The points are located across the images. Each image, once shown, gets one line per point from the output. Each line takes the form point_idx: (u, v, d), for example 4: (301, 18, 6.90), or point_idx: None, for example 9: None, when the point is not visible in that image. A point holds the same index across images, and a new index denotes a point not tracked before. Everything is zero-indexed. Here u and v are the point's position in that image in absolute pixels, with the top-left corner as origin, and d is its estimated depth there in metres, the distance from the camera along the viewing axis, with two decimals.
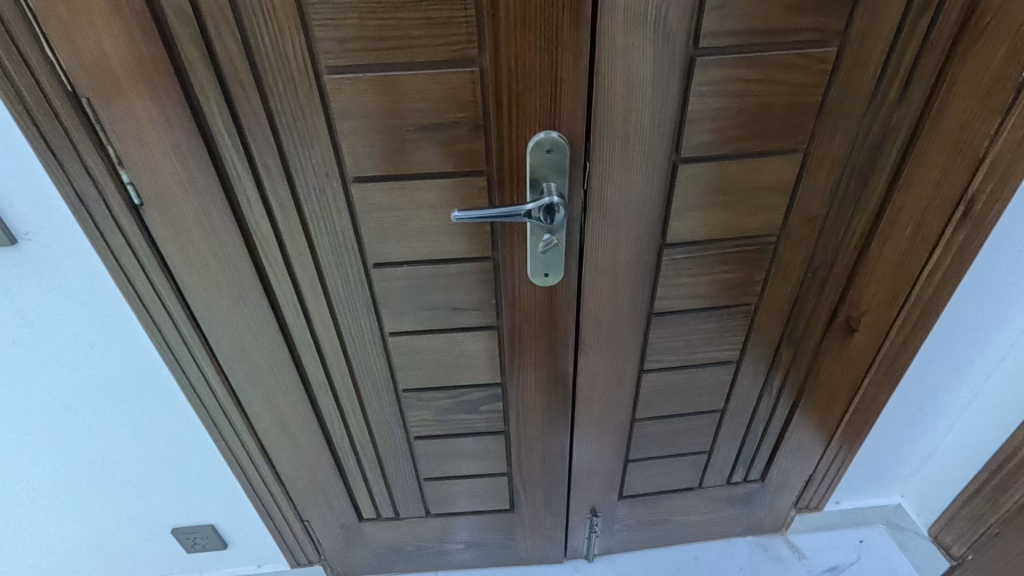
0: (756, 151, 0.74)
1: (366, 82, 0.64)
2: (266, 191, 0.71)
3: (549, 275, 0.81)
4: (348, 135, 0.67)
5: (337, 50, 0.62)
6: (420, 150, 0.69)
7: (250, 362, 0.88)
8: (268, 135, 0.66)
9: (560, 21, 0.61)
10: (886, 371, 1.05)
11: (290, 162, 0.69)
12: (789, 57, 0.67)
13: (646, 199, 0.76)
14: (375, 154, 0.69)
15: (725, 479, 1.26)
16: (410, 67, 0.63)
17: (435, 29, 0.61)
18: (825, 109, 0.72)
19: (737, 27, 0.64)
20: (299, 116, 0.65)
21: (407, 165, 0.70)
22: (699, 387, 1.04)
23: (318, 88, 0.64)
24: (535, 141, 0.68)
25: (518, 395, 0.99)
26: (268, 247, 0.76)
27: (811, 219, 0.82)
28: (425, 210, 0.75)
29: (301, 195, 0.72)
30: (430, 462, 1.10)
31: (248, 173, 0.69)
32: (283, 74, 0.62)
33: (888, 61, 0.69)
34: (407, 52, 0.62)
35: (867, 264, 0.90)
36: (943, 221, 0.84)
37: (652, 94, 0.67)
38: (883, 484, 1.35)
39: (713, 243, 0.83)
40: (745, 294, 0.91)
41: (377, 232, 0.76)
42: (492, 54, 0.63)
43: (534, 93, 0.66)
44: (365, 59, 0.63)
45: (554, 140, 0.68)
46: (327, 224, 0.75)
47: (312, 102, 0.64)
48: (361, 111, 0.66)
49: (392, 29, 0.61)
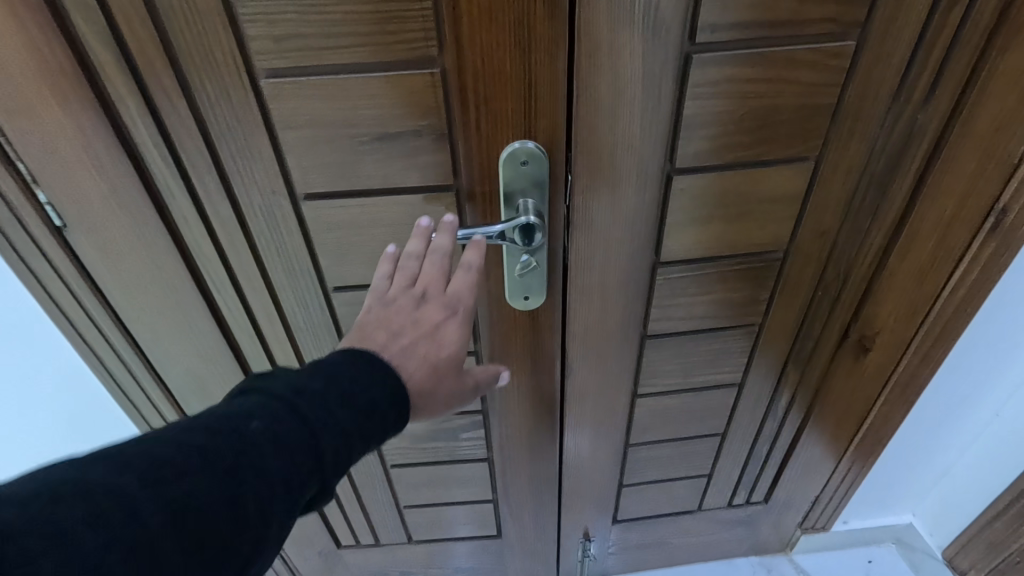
0: (762, 160, 0.66)
1: (311, 88, 0.55)
2: (205, 210, 0.63)
3: (530, 298, 0.73)
4: (294, 147, 0.59)
5: (273, 51, 0.53)
6: (378, 163, 0.60)
7: (204, 393, 0.80)
8: (201, 147, 0.58)
9: (532, 13, 0.52)
10: (902, 391, 0.96)
11: (231, 177, 0.61)
12: (802, 54, 0.58)
13: (637, 214, 0.68)
14: (327, 168, 0.61)
15: (725, 502, 1.19)
16: (360, 70, 0.55)
17: (387, 25, 0.52)
18: (840, 112, 0.63)
19: (740, 18, 0.55)
20: (236, 126, 0.57)
21: (365, 181, 0.62)
22: (698, 410, 0.96)
23: (255, 94, 0.55)
24: (508, 152, 0.60)
25: (501, 422, 0.92)
26: (213, 270, 0.68)
27: (822, 233, 0.74)
28: (388, 231, 0.66)
29: (246, 214, 0.64)
30: (409, 490, 1.03)
31: (182, 190, 0.61)
32: (213, 79, 0.54)
33: (915, 57, 0.60)
34: (355, 52, 0.53)
35: (884, 281, 0.81)
36: (970, 233, 0.75)
37: (642, 97, 0.59)
38: (895, 503, 1.27)
39: (713, 261, 0.75)
40: (748, 314, 0.83)
41: (336, 254, 0.68)
42: (454, 54, 0.54)
43: (505, 98, 0.57)
44: (309, 61, 0.54)
45: (531, 151, 0.60)
46: (278, 245, 0.66)
47: (249, 110, 0.56)
48: (307, 121, 0.57)
49: (335, 25, 0.52)
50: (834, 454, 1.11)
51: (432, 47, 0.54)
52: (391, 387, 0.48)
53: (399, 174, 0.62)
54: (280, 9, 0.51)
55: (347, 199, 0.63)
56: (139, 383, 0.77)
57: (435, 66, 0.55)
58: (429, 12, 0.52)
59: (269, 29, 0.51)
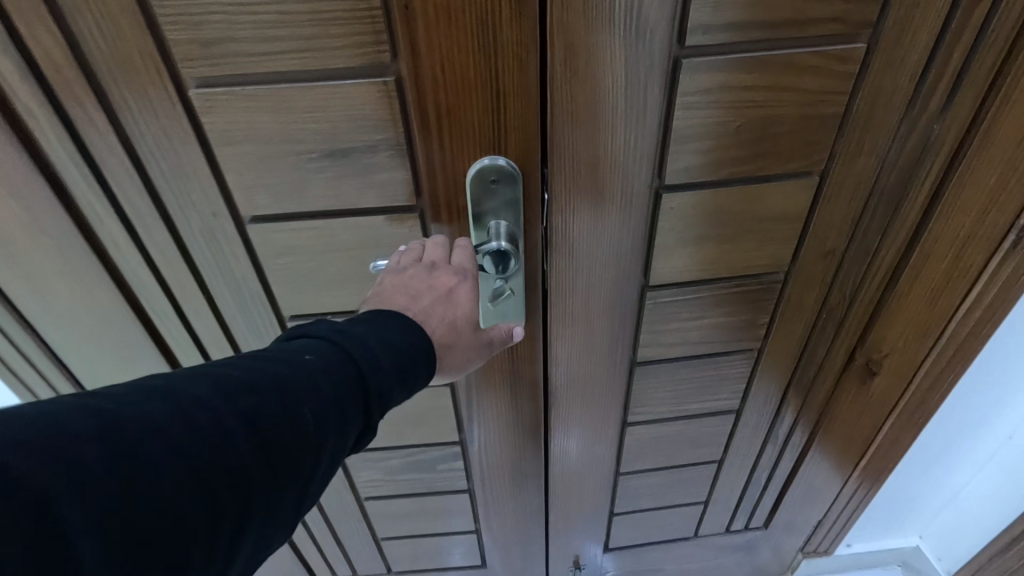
0: (761, 175, 0.59)
1: (248, 99, 0.48)
2: (139, 234, 0.56)
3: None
4: (233, 165, 0.52)
5: (200, 57, 0.46)
6: (330, 182, 0.54)
7: None
8: (128, 165, 0.51)
9: (497, 14, 0.46)
10: (910, 415, 0.89)
11: (165, 198, 0.54)
12: (806, 58, 0.51)
13: (623, 234, 0.62)
14: (273, 188, 0.54)
15: (723, 527, 1.13)
16: (303, 79, 0.48)
17: (329, 27, 0.45)
18: (848, 122, 0.56)
19: (737, 19, 0.48)
20: (165, 142, 0.50)
21: (317, 202, 0.55)
22: (693, 438, 0.90)
23: (184, 107, 0.48)
24: (475, 170, 0.53)
25: (481, 453, 0.85)
26: (154, 299, 0.61)
27: (827, 253, 0.67)
28: (346, 256, 0.59)
29: (185, 238, 0.57)
30: (386, 522, 0.96)
31: (110, 213, 0.54)
32: (134, 89, 0.47)
33: (932, 60, 0.53)
34: (295, 58, 0.47)
35: (894, 302, 0.74)
36: (988, 252, 0.67)
37: (625, 106, 0.52)
38: (901, 525, 1.21)
39: (708, 284, 0.68)
40: (747, 338, 0.76)
41: (290, 281, 0.61)
42: (409, 60, 0.47)
43: (470, 110, 0.50)
44: (243, 68, 0.47)
45: (501, 169, 0.53)
46: (224, 272, 0.60)
47: (178, 124, 0.49)
48: (247, 136, 0.50)
49: (270, 27, 0.45)
50: (838, 479, 1.05)
51: (384, 53, 0.47)
52: (421, 338, 0.48)
53: (354, 195, 0.55)
54: (205, 8, 0.44)
55: (298, 221, 0.56)
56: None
57: (388, 75, 0.48)
58: (378, 12, 0.45)
59: (194, 31, 0.45)
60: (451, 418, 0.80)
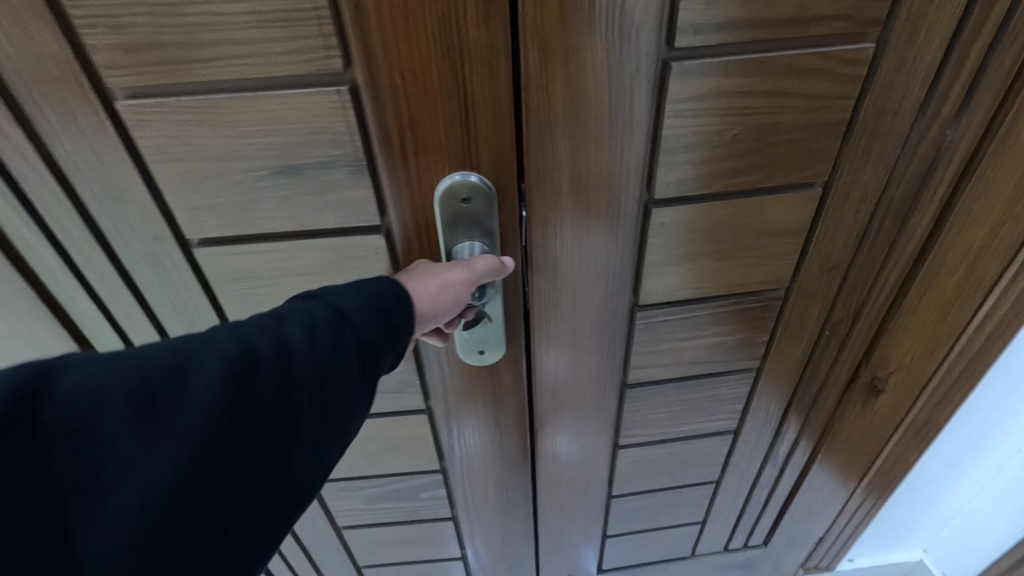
0: (759, 187, 0.54)
1: (186, 111, 0.43)
2: (74, 259, 0.51)
3: (487, 353, 0.61)
4: (173, 184, 0.47)
5: (127, 64, 0.41)
6: (283, 202, 0.49)
7: None
8: (53, 185, 0.46)
9: (462, 14, 0.41)
10: (917, 434, 0.84)
11: (99, 221, 0.49)
12: (809, 59, 0.46)
13: (610, 252, 0.57)
14: (219, 210, 0.49)
15: (721, 546, 1.08)
16: (245, 89, 0.43)
17: (269, 31, 0.40)
18: (854, 128, 0.51)
19: (732, 16, 0.43)
20: (94, 160, 0.45)
21: (272, 223, 0.50)
22: (689, 459, 0.85)
23: (112, 120, 0.43)
24: (444, 187, 0.48)
25: (463, 480, 0.81)
26: (99, 327, 0.56)
27: (830, 267, 0.62)
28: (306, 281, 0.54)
29: (127, 263, 0.52)
30: (366, 550, 0.91)
31: (38, 237, 0.49)
32: (54, 101, 0.42)
33: (947, 61, 0.48)
34: (234, 65, 0.41)
35: (901, 317, 0.70)
36: (1002, 266, 0.62)
37: (609, 114, 0.47)
38: (905, 539, 1.17)
39: (703, 303, 0.63)
40: (744, 358, 0.71)
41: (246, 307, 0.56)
42: (365, 66, 0.42)
43: (437, 121, 0.45)
44: (177, 77, 0.42)
45: (472, 186, 0.48)
46: (173, 299, 0.55)
47: (106, 139, 0.44)
48: (187, 153, 0.45)
49: (204, 30, 0.40)
50: (841, 496, 1.00)
51: (336, 59, 0.42)
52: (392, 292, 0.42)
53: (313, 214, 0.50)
54: (126, 8, 0.39)
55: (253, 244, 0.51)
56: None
57: (342, 83, 0.43)
58: (325, 13, 0.40)
59: (115, 34, 0.40)
60: (430, 445, 0.75)
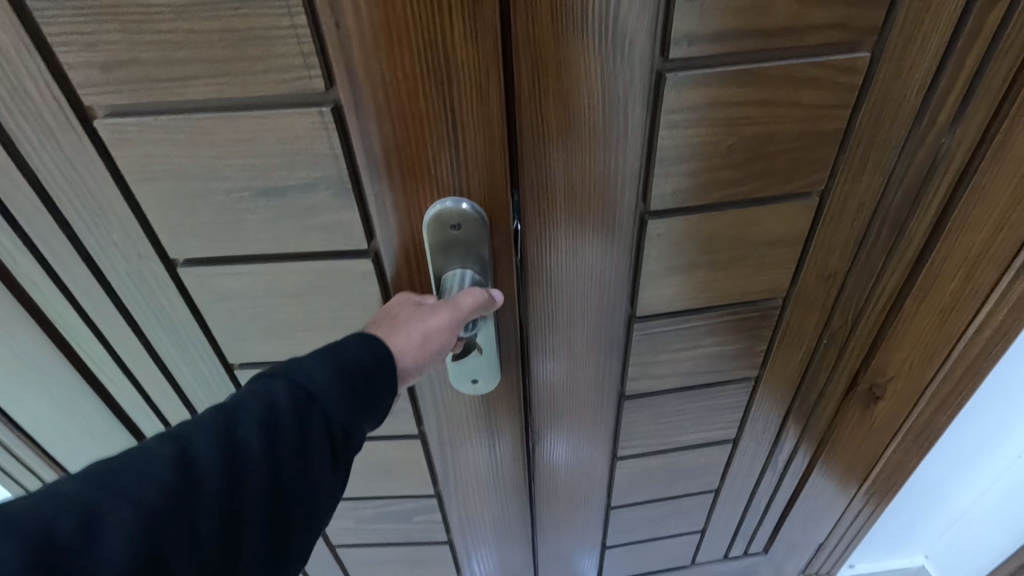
0: (755, 198, 0.54)
1: (164, 129, 0.43)
2: (59, 277, 0.50)
3: (480, 382, 0.60)
4: (156, 203, 0.47)
5: (103, 83, 0.40)
6: (270, 220, 0.48)
7: None
8: (36, 203, 0.45)
9: (449, 37, 0.40)
10: (915, 439, 0.84)
11: (83, 238, 0.48)
12: (804, 69, 0.46)
13: (605, 265, 0.56)
14: (204, 227, 0.48)
15: (721, 555, 1.07)
16: (225, 106, 0.42)
17: (248, 48, 0.40)
18: (850, 138, 0.51)
19: (726, 27, 0.43)
20: (74, 177, 0.44)
21: (257, 242, 0.50)
22: (688, 469, 0.85)
23: (92, 137, 0.43)
24: (433, 212, 0.47)
25: (458, 501, 0.79)
26: (86, 344, 0.55)
27: (828, 276, 0.62)
28: (297, 300, 0.54)
29: (112, 282, 0.51)
30: (362, 566, 0.90)
31: (22, 253, 0.48)
32: (34, 121, 0.42)
33: (942, 70, 0.48)
34: (212, 83, 0.41)
35: (900, 325, 0.69)
36: (998, 272, 0.62)
37: (603, 126, 0.46)
38: (906, 545, 1.16)
39: (700, 313, 0.63)
40: (742, 367, 0.71)
41: (235, 325, 0.56)
42: (349, 88, 0.41)
43: (426, 143, 0.44)
44: (154, 94, 0.41)
45: (462, 214, 0.47)
46: (160, 316, 0.54)
47: (87, 158, 0.44)
48: (167, 171, 0.45)
49: (178, 47, 0.39)
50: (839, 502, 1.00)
51: (317, 79, 0.41)
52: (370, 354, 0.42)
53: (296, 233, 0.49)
54: (98, 26, 0.38)
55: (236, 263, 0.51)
56: (28, 472, 0.64)
57: (325, 102, 0.42)
58: (305, 34, 0.39)
59: (88, 53, 0.39)
60: (425, 462, 0.74)
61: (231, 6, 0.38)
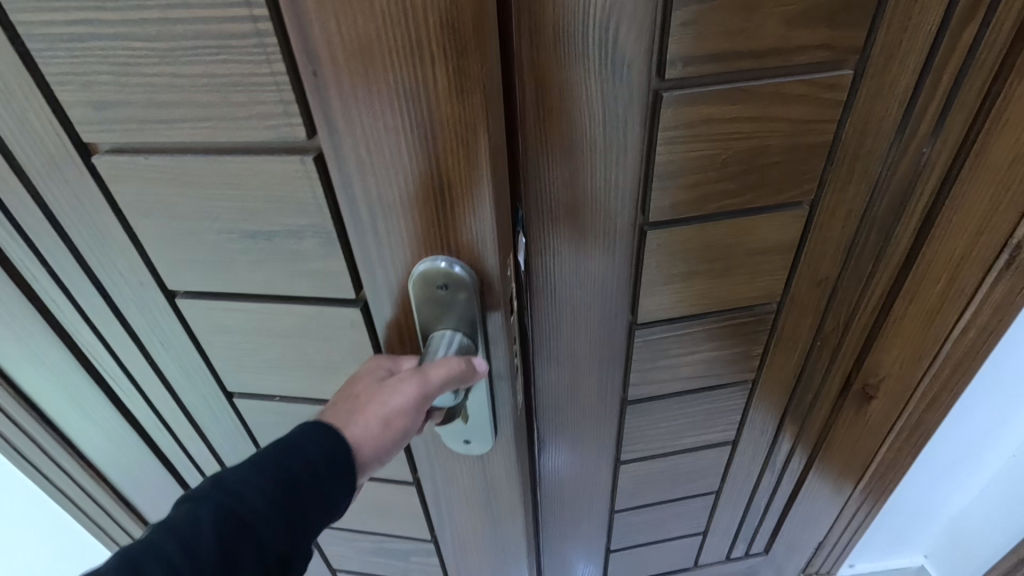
0: (748, 208, 0.56)
1: (156, 169, 0.43)
2: (73, 296, 0.52)
3: (473, 444, 0.52)
4: (149, 236, 0.47)
5: (98, 121, 0.41)
6: (266, 262, 0.48)
7: (119, 466, 0.72)
8: (49, 230, 0.47)
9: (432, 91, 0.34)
10: (908, 437, 0.86)
11: (91, 264, 0.50)
12: (792, 87, 0.48)
13: (605, 275, 0.58)
14: (198, 261, 0.48)
15: (723, 556, 1.09)
16: (211, 149, 0.41)
17: (228, 94, 0.38)
18: (837, 150, 0.53)
19: (718, 50, 0.45)
20: (79, 207, 0.46)
21: (249, 283, 0.50)
22: (689, 471, 0.86)
23: (92, 173, 0.44)
24: (416, 275, 0.42)
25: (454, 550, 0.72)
26: (100, 356, 0.58)
27: (820, 281, 0.64)
28: (299, 337, 0.54)
29: (120, 306, 0.53)
30: None
31: (41, 273, 0.51)
32: (44, 156, 0.43)
33: (922, 85, 0.51)
34: (197, 125, 0.40)
35: (889, 326, 0.72)
36: (981, 272, 0.65)
37: (602, 144, 0.49)
38: (906, 544, 1.18)
39: (698, 320, 0.65)
40: (740, 371, 0.73)
41: (236, 353, 0.57)
42: (328, 139, 0.37)
43: (408, 206, 0.39)
44: (143, 133, 0.41)
45: (446, 275, 0.41)
46: (163, 339, 0.56)
47: (91, 192, 0.45)
48: (159, 206, 0.45)
49: (162, 92, 0.38)
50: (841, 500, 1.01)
51: (298, 126, 0.38)
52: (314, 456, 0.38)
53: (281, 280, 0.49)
54: (90, 68, 0.38)
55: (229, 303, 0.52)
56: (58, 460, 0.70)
57: (308, 151, 0.40)
58: (284, 77, 0.36)
59: (84, 92, 0.39)
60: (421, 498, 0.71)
61: (211, 51, 0.36)
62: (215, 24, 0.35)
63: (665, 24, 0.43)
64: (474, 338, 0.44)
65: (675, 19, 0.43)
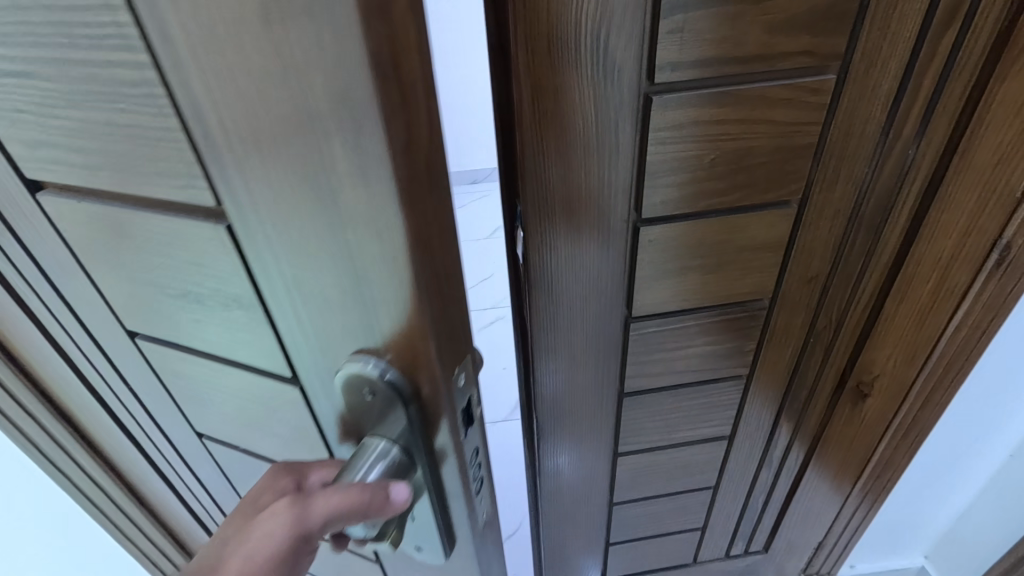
0: (736, 206, 0.59)
1: (94, 216, 0.35)
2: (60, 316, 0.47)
3: (425, 552, 0.41)
4: (107, 278, 0.40)
5: (34, 158, 0.34)
6: (217, 325, 0.37)
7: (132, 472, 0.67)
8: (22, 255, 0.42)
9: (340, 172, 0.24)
10: (905, 435, 0.87)
11: (67, 292, 0.44)
12: (777, 91, 0.51)
13: (602, 269, 0.61)
14: (148, 316, 0.41)
15: (722, 553, 1.11)
16: (137, 203, 0.32)
17: (140, 143, 0.29)
18: (823, 151, 0.56)
19: (704, 55, 0.48)
20: (36, 236, 0.40)
21: (203, 340, 0.40)
22: (686, 465, 0.89)
23: (39, 208, 0.37)
24: (343, 374, 0.32)
25: None
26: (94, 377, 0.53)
27: (811, 279, 0.66)
28: (256, 403, 0.43)
29: (105, 347, 0.48)
30: None
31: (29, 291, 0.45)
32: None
33: (904, 89, 0.53)
34: (117, 174, 0.32)
35: (882, 324, 0.73)
36: (972, 272, 0.66)
37: (597, 144, 0.52)
38: (908, 544, 1.19)
39: (691, 314, 0.67)
40: (734, 366, 0.75)
41: (199, 406, 0.48)
42: (237, 208, 0.28)
43: (335, 297, 0.30)
44: (73, 180, 0.34)
45: (369, 377, 0.31)
46: (143, 375, 0.49)
47: (45, 229, 0.39)
48: (105, 253, 0.37)
49: (78, 135, 0.31)
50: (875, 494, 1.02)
51: (203, 191, 0.29)
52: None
53: (231, 339, 0.38)
54: (12, 99, 0.32)
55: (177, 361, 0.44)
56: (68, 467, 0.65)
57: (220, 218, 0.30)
58: (182, 140, 0.27)
59: (13, 129, 0.33)
60: None
61: (108, 99, 0.28)
62: (105, 63, 0.27)
63: (654, 32, 0.46)
64: (415, 454, 0.34)
65: (663, 27, 0.46)
